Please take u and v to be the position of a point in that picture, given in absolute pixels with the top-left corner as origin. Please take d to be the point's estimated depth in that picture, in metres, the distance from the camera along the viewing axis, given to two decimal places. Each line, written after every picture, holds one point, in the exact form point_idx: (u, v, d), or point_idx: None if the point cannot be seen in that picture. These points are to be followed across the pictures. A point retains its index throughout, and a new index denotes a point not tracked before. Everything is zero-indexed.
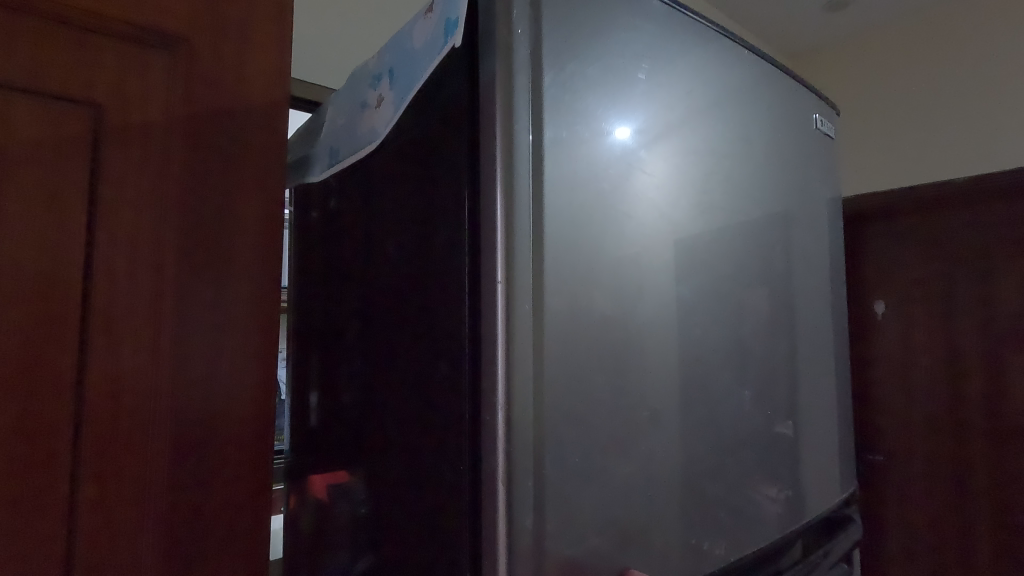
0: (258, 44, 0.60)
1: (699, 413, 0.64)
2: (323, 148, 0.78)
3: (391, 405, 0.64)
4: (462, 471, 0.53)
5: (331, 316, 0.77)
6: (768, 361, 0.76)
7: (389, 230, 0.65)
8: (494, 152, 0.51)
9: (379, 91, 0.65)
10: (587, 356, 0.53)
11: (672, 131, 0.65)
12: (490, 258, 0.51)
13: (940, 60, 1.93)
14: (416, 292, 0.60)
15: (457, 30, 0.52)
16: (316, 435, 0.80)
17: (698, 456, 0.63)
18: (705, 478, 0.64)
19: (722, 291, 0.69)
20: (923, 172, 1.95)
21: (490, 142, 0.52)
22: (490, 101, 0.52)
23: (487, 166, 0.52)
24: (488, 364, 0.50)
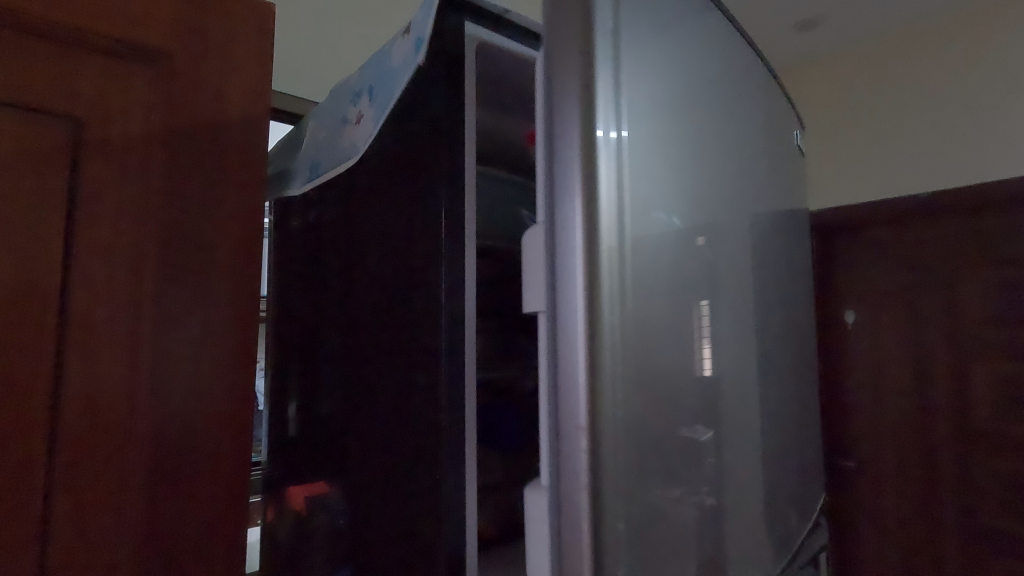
0: (242, 61, 0.62)
1: (655, 407, 0.43)
2: (304, 162, 0.76)
3: (369, 415, 0.65)
4: (441, 479, 0.54)
5: (311, 327, 0.78)
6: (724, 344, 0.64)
7: (369, 243, 0.66)
8: (556, 124, 0.41)
9: (359, 108, 0.63)
10: (648, 333, 0.43)
11: (672, 64, 0.52)
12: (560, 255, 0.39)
13: (908, 81, 2.00)
14: (394, 305, 0.61)
15: (422, 47, 0.51)
16: (294, 445, 0.81)
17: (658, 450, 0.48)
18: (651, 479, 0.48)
19: (688, 254, 0.52)
20: (895, 189, 2.00)
21: (552, 115, 0.42)
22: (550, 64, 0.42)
23: (555, 142, 0.41)
24: (556, 391, 0.39)
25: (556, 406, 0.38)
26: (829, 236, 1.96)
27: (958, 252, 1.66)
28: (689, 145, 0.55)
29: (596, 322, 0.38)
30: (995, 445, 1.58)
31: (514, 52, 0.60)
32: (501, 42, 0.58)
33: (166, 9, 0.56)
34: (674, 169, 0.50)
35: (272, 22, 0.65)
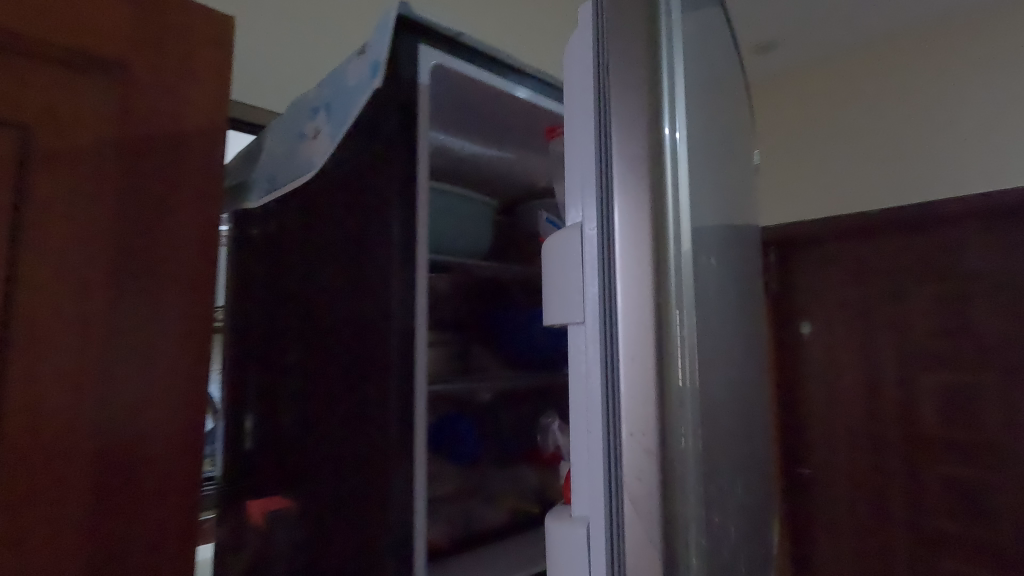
0: (199, 73, 0.62)
1: (707, 386, 0.40)
2: (259, 175, 0.74)
3: (324, 429, 0.65)
4: (391, 492, 0.55)
5: (269, 340, 0.78)
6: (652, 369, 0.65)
7: (325, 258, 0.66)
8: (606, 96, 0.37)
9: (315, 124, 0.63)
10: (698, 307, 0.39)
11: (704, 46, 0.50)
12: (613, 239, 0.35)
13: (869, 100, 2.08)
14: (347, 320, 0.61)
15: (378, 73, 0.52)
16: (251, 458, 0.80)
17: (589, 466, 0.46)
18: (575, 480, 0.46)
19: (712, 235, 0.50)
20: (855, 204, 2.05)
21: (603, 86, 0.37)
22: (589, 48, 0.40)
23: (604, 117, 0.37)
24: (615, 394, 0.34)
25: (622, 409, 0.33)
26: (786, 250, 2.04)
27: (907, 265, 1.74)
28: (712, 146, 0.51)
29: (665, 309, 0.32)
30: (942, 450, 1.66)
31: (467, 74, 0.62)
32: (455, 64, 0.60)
33: (121, 18, 0.56)
34: (703, 177, 0.47)
35: (230, 36, 0.65)
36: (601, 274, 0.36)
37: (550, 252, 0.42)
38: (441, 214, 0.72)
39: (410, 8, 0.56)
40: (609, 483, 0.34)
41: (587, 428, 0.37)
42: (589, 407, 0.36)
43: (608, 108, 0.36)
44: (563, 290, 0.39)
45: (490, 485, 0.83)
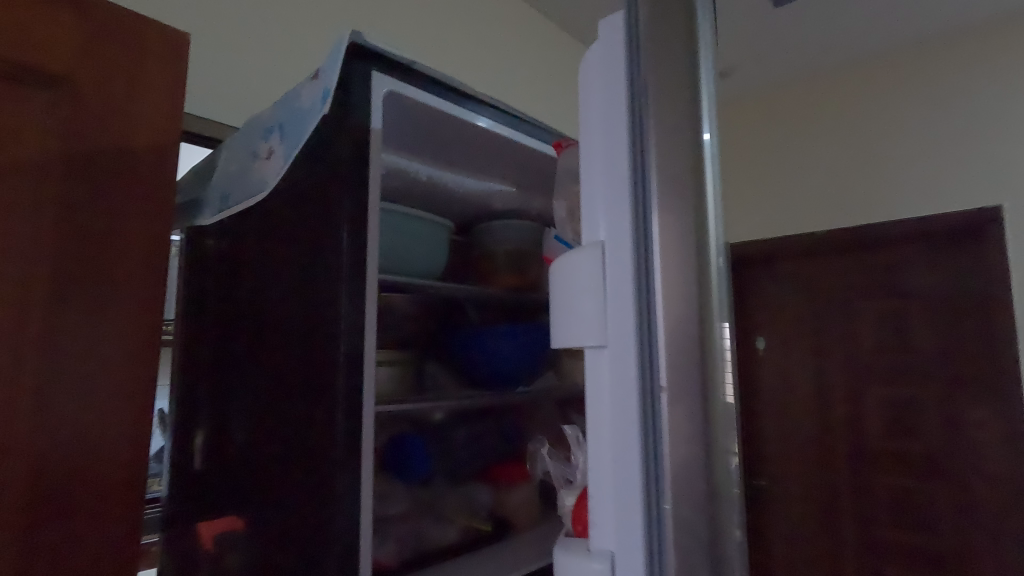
0: (153, 83, 0.59)
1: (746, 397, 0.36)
2: (214, 192, 0.74)
3: (274, 448, 0.64)
4: (336, 514, 0.55)
5: (223, 357, 0.76)
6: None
7: (276, 277, 0.66)
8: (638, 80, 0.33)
9: (270, 144, 0.63)
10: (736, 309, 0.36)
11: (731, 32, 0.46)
12: (652, 259, 0.31)
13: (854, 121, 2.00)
14: (298, 338, 0.61)
15: (327, 100, 0.54)
16: (200, 479, 0.78)
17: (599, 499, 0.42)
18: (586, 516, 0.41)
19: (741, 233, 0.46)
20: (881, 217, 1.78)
21: (638, 88, 0.33)
22: (618, 47, 0.35)
23: (640, 122, 0.33)
24: (657, 432, 0.30)
25: (666, 451, 0.29)
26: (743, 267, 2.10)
27: (854, 284, 1.84)
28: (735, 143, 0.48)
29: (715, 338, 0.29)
30: (889, 463, 1.73)
31: (420, 99, 0.63)
32: (407, 90, 0.62)
33: (69, 25, 0.53)
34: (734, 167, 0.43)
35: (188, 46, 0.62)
36: (638, 298, 0.32)
37: (561, 270, 0.38)
38: (395, 234, 0.73)
39: (361, 37, 0.57)
40: (649, 530, 0.30)
41: (616, 467, 0.33)
42: (618, 444, 0.33)
43: (640, 98, 0.32)
44: (584, 313, 0.35)
45: (444, 504, 0.84)
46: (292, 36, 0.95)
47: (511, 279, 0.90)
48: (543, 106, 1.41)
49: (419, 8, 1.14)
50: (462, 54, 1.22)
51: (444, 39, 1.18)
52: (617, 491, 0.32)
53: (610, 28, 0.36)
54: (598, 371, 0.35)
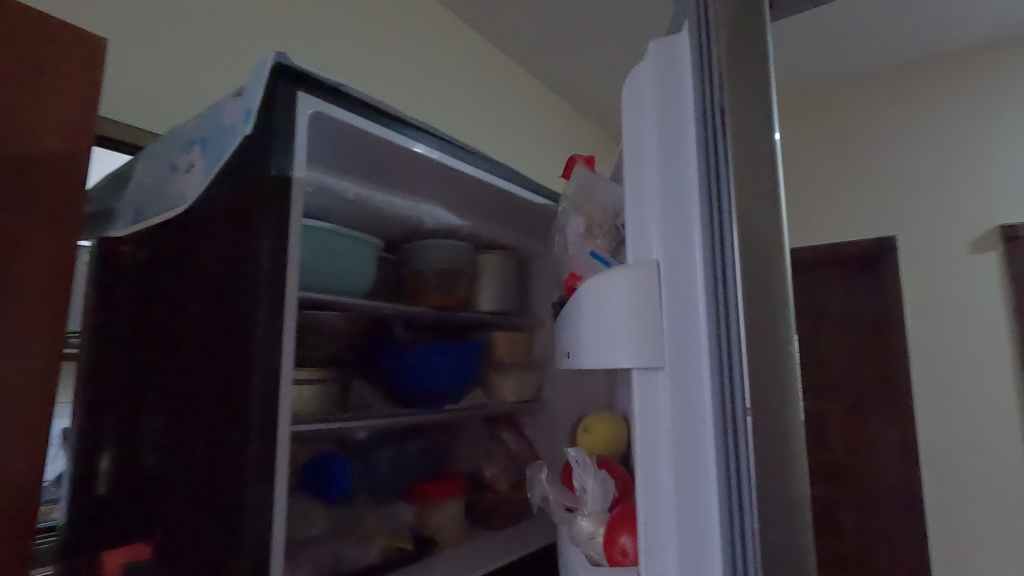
0: (62, 87, 0.55)
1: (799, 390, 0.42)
2: (128, 204, 0.71)
3: (184, 468, 0.62)
4: (245, 533, 0.53)
5: (135, 372, 0.73)
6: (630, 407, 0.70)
7: (192, 291, 0.64)
8: (710, 124, 0.38)
9: (190, 157, 0.62)
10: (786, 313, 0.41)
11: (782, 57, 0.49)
12: (720, 297, 0.37)
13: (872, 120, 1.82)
14: (213, 354, 0.60)
15: (250, 119, 0.54)
16: (104, 503, 0.73)
17: (626, 518, 0.53)
18: (614, 534, 0.53)
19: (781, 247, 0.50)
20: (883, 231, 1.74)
21: (710, 140, 0.39)
22: (677, 103, 0.42)
23: (712, 173, 0.38)
24: (727, 447, 0.36)
25: (744, 442, 0.35)
26: None
27: None
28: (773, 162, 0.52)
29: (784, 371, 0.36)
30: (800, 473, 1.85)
31: (350, 121, 0.64)
32: (336, 112, 0.63)
33: None
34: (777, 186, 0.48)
35: (102, 49, 0.59)
36: (707, 327, 0.38)
37: (608, 296, 0.45)
38: (323, 251, 0.73)
39: (287, 58, 0.58)
40: (723, 505, 0.36)
41: (673, 472, 0.39)
42: (680, 451, 0.39)
43: (716, 138, 0.38)
44: (639, 335, 0.42)
45: (363, 523, 0.83)
46: (214, 47, 0.92)
47: (442, 298, 0.93)
48: (478, 128, 1.44)
49: (356, 27, 1.15)
50: (398, 73, 1.24)
51: (380, 59, 1.20)
52: (678, 490, 0.38)
53: (666, 84, 0.42)
54: (653, 385, 0.41)
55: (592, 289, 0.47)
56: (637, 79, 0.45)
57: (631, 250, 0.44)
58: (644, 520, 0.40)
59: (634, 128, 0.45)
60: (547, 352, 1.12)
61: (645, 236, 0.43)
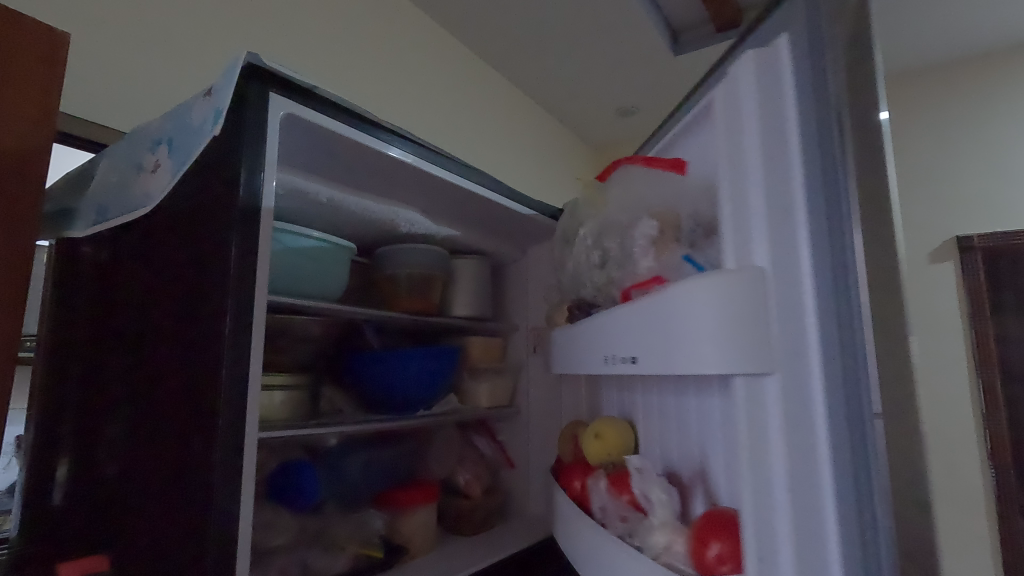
0: (20, 78, 0.53)
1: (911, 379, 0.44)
2: (90, 203, 0.68)
3: (147, 477, 0.60)
4: (207, 542, 0.52)
5: (96, 378, 0.70)
6: (666, 413, 0.73)
7: (157, 294, 0.62)
8: (822, 134, 0.43)
9: (157, 156, 0.60)
10: None
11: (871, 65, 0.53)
12: (836, 298, 0.41)
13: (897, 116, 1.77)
14: (178, 359, 0.58)
15: (219, 120, 0.52)
16: (62, 514, 0.70)
17: (713, 529, 0.53)
18: (700, 544, 0.53)
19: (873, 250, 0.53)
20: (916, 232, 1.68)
21: (825, 140, 0.43)
22: (777, 114, 0.48)
23: (826, 177, 0.43)
24: (852, 446, 0.39)
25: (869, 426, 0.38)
26: None
27: None
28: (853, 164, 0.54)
29: (905, 361, 0.39)
30: None
31: (324, 124, 0.64)
32: (310, 114, 0.62)
33: None
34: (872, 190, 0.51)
35: (65, 40, 0.57)
36: (815, 331, 0.43)
37: (697, 307, 0.49)
38: (293, 254, 0.72)
39: (260, 59, 0.57)
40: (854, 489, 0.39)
41: (790, 459, 0.44)
42: (794, 450, 0.44)
43: (831, 145, 0.42)
44: (739, 343, 0.46)
45: (332, 532, 0.82)
46: (184, 46, 0.90)
47: (416, 303, 0.93)
48: (454, 134, 1.45)
49: (330, 30, 1.15)
50: (371, 75, 1.23)
51: (354, 61, 1.19)
52: (790, 489, 0.44)
53: (765, 98, 0.48)
54: (760, 388, 0.46)
55: (678, 297, 0.51)
56: (734, 89, 0.51)
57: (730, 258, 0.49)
58: (754, 520, 0.46)
59: (734, 136, 0.50)
60: (521, 358, 1.12)
61: (749, 245, 0.48)
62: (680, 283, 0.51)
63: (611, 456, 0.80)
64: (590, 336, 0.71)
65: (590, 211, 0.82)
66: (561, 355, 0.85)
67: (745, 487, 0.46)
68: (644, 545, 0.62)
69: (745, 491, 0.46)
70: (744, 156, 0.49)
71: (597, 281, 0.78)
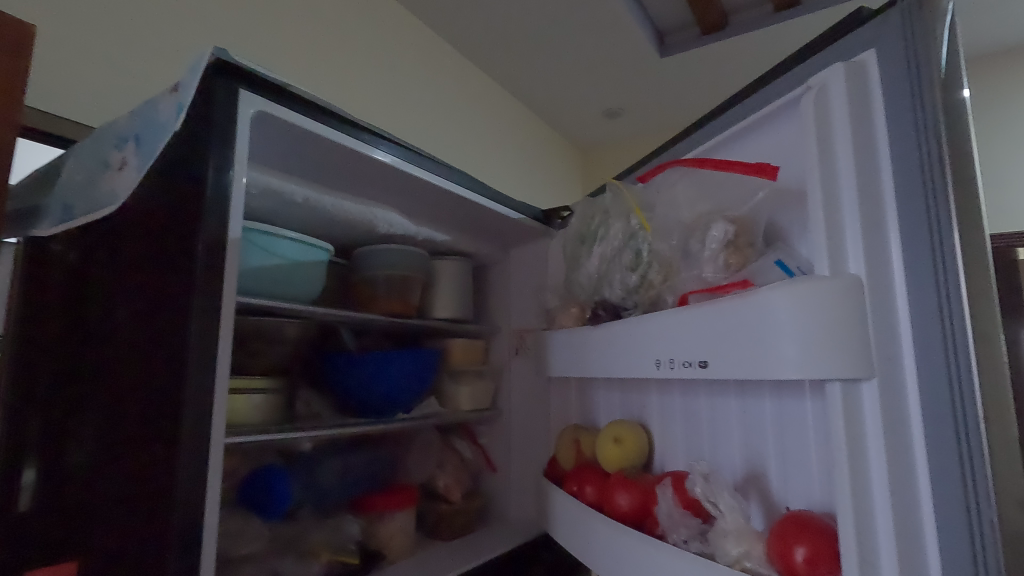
0: None
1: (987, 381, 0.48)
2: (56, 202, 0.65)
3: (113, 483, 0.58)
4: (167, 541, 0.50)
5: (65, 382, 0.68)
6: (693, 416, 0.75)
7: (124, 295, 0.60)
8: (923, 155, 0.46)
9: (123, 154, 0.58)
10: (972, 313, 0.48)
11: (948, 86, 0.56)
12: (939, 310, 0.45)
13: None
14: (145, 362, 0.56)
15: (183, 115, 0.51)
16: (28, 521, 0.68)
17: (799, 531, 0.52)
18: (785, 547, 0.52)
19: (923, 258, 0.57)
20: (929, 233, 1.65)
21: (925, 158, 0.46)
22: (867, 131, 0.51)
23: (926, 195, 0.46)
24: (958, 448, 0.43)
25: (975, 426, 0.42)
26: None
27: None
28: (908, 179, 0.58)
29: (994, 363, 0.44)
30: None
31: (298, 123, 0.63)
32: (282, 112, 0.61)
33: None
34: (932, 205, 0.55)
35: (29, 31, 0.55)
36: (910, 339, 0.47)
37: (798, 312, 0.49)
38: (266, 253, 0.71)
39: (228, 55, 0.56)
40: (961, 484, 0.43)
41: (887, 459, 0.46)
42: (892, 453, 0.46)
43: (934, 167, 0.45)
44: (842, 348, 0.47)
45: (307, 538, 0.80)
46: (156, 41, 0.88)
47: (395, 305, 0.92)
48: (437, 137, 1.44)
49: (310, 29, 1.14)
50: (352, 74, 1.22)
51: (335, 60, 1.19)
52: (891, 490, 0.46)
53: (855, 113, 0.51)
54: (856, 391, 0.48)
55: (763, 302, 0.52)
56: (824, 98, 0.52)
57: (823, 263, 0.50)
58: (853, 522, 0.46)
59: (823, 142, 0.52)
60: (503, 360, 1.12)
61: (840, 252, 0.50)
62: (777, 286, 0.51)
63: (631, 460, 0.80)
64: (627, 340, 0.70)
65: (623, 210, 0.79)
66: (574, 357, 0.84)
67: (843, 492, 0.47)
68: (716, 552, 0.60)
69: (843, 494, 0.47)
70: (835, 164, 0.51)
71: (629, 283, 0.75)
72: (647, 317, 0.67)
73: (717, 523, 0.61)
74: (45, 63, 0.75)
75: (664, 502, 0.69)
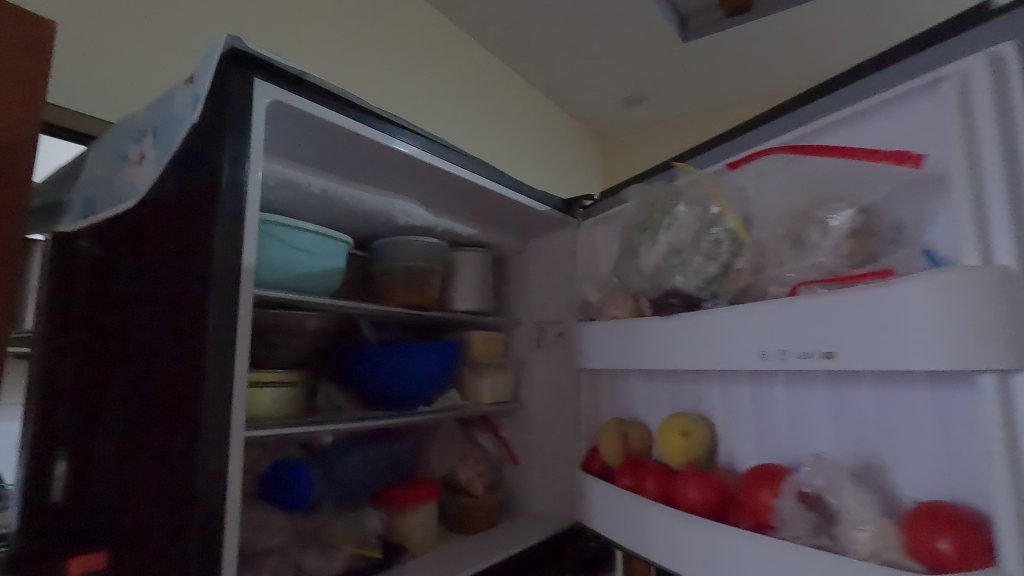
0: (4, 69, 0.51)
1: None
2: (78, 197, 0.66)
3: (138, 475, 0.58)
4: (189, 538, 0.50)
5: (93, 377, 0.69)
6: (767, 408, 0.73)
7: (145, 288, 0.61)
8: None
9: (142, 147, 0.58)
10: None
11: None
12: None
13: None
14: (165, 356, 0.56)
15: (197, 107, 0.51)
16: (62, 513, 0.69)
17: (940, 524, 0.50)
18: (926, 538, 0.50)
19: None
20: None
21: None
22: (1009, 120, 0.49)
23: None
24: None
25: None
26: None
27: None
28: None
29: None
30: None
31: (313, 112, 0.62)
32: (297, 101, 0.60)
33: None
34: None
35: (50, 28, 0.55)
36: None
37: (948, 307, 0.47)
38: (285, 246, 0.71)
39: (240, 42, 0.55)
40: None
41: None
42: None
43: None
44: (994, 343, 0.46)
45: (328, 532, 0.80)
46: (174, 34, 0.88)
47: (414, 298, 0.91)
48: (456, 126, 1.43)
49: (327, 19, 1.13)
50: (371, 66, 1.21)
51: (354, 51, 1.18)
52: None
53: (998, 101, 0.50)
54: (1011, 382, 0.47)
55: (903, 295, 0.50)
56: (966, 89, 0.52)
57: (973, 254, 0.50)
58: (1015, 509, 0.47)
59: (968, 135, 0.52)
60: (524, 352, 1.11)
61: (989, 243, 0.50)
62: (922, 278, 0.49)
63: (692, 455, 0.79)
64: (717, 330, 0.67)
65: (701, 197, 0.76)
66: (622, 349, 0.82)
67: (1002, 480, 0.48)
68: (845, 548, 0.57)
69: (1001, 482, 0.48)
70: (980, 155, 0.51)
71: (709, 272, 0.73)
72: (745, 306, 0.64)
73: (841, 516, 0.58)
74: (65, 58, 0.76)
75: (785, 500, 0.63)
